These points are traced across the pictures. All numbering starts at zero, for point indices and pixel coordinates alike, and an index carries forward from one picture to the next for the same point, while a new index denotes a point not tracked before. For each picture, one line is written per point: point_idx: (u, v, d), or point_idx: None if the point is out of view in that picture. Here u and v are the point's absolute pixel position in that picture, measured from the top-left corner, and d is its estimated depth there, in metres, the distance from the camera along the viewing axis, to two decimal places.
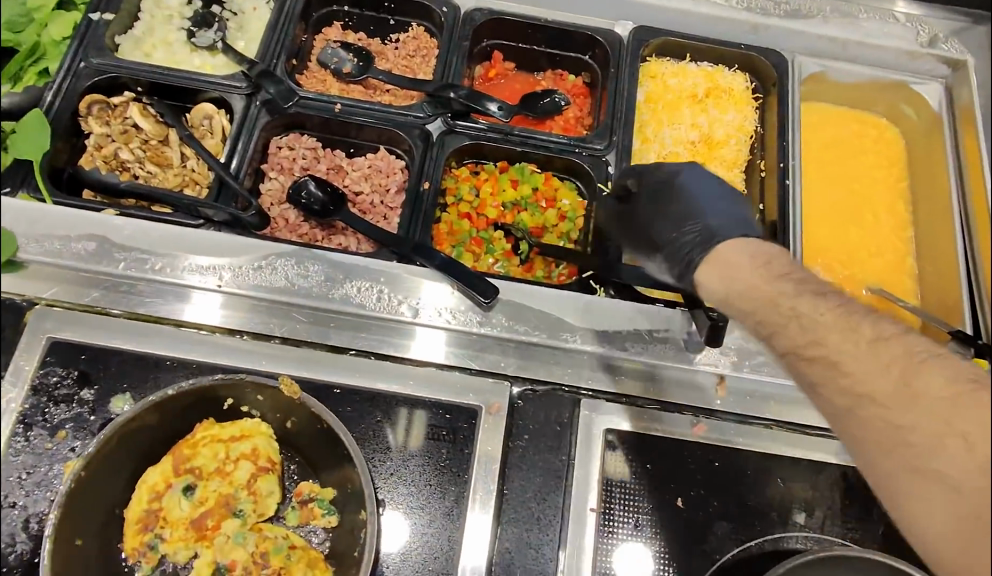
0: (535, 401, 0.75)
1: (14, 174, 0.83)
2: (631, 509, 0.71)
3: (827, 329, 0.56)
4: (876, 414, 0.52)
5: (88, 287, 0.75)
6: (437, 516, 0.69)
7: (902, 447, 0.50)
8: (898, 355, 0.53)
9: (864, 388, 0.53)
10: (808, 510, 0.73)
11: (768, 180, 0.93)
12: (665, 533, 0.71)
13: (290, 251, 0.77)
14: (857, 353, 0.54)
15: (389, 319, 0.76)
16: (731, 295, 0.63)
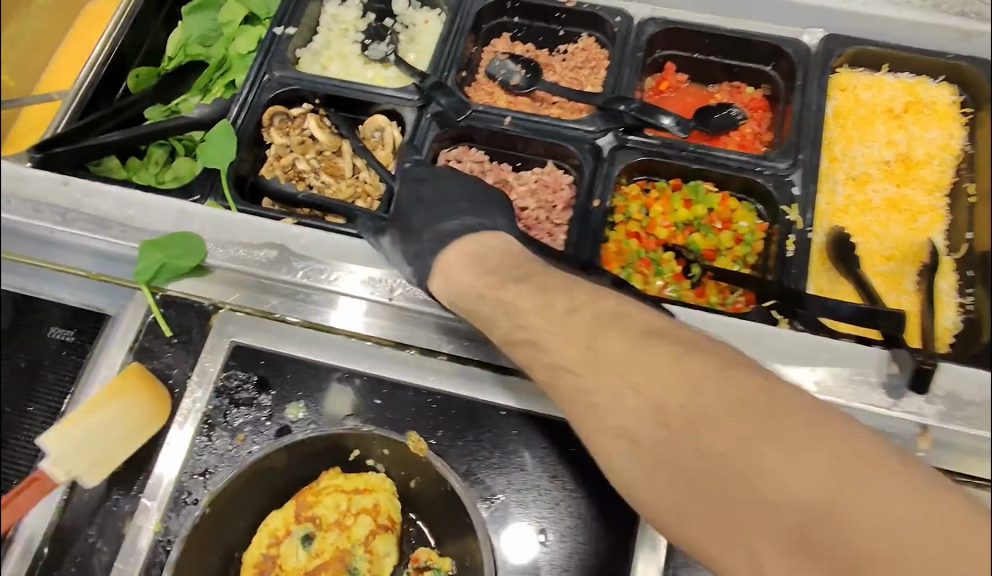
0: None
1: (204, 181, 0.87)
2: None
3: (527, 312, 0.65)
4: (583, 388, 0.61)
5: (267, 295, 0.76)
6: (603, 554, 0.65)
7: (682, 468, 0.55)
8: (585, 321, 0.62)
9: (560, 361, 0.62)
10: None
11: (980, 207, 0.83)
12: None
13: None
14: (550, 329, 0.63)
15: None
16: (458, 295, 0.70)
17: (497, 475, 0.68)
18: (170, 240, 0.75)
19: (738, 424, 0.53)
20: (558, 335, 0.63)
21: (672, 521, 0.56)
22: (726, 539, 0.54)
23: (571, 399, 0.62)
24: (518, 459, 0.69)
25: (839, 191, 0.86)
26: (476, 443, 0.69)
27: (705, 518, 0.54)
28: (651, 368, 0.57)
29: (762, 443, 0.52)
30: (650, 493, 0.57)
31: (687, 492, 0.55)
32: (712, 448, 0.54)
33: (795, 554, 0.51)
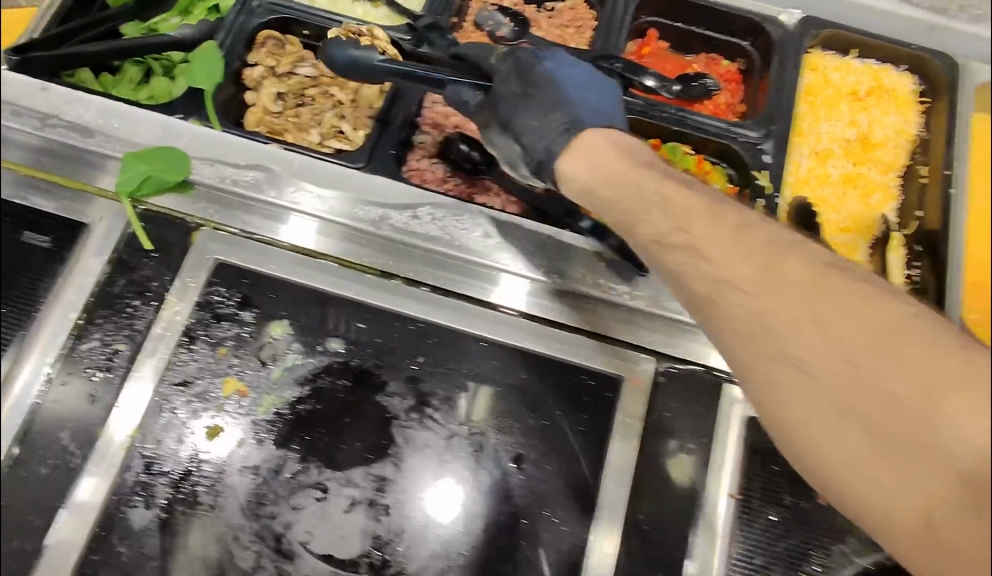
0: (678, 381, 0.72)
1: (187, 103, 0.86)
2: (769, 497, 0.68)
3: (694, 217, 0.58)
4: (736, 298, 0.52)
5: (251, 215, 0.77)
6: (574, 482, 0.68)
7: (863, 416, 0.47)
8: (761, 241, 0.54)
9: (725, 272, 0.53)
10: None
11: (929, 188, 0.87)
12: (795, 534, 0.67)
13: (480, 216, 0.77)
14: (718, 239, 0.55)
15: (575, 293, 0.75)
16: (596, 184, 0.66)
17: (475, 399, 0.70)
18: (157, 154, 0.75)
19: (939, 368, 0.45)
20: (725, 245, 0.55)
21: (850, 474, 0.48)
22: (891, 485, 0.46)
23: (727, 316, 0.53)
24: (498, 387, 0.71)
25: (803, 163, 0.89)
26: (457, 369, 0.71)
27: (891, 471, 0.46)
28: (786, 308, 0.50)
29: (954, 390, 0.44)
30: (825, 444, 0.48)
31: (867, 440, 0.47)
32: (893, 390, 0.45)
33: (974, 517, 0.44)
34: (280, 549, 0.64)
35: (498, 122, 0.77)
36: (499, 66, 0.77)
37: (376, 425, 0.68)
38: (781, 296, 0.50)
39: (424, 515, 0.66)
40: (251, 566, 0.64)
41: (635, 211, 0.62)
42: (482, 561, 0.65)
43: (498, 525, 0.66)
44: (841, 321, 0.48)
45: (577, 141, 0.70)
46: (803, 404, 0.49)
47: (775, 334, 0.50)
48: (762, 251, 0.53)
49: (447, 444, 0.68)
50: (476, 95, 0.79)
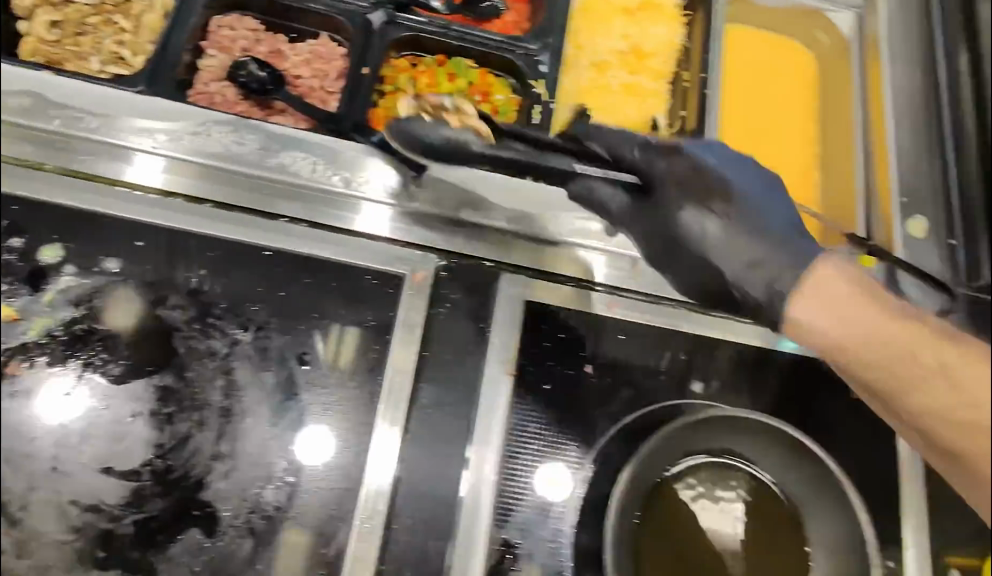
0: (458, 274, 0.76)
1: None
2: (543, 373, 0.73)
3: (845, 303, 0.59)
4: (916, 396, 0.58)
5: (20, 142, 0.74)
6: (359, 372, 0.70)
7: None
8: (928, 339, 0.58)
9: (838, 337, 0.59)
10: (706, 380, 0.75)
11: (689, 89, 0.94)
12: (569, 405, 0.72)
13: (261, 129, 0.77)
14: (892, 331, 0.58)
15: (356, 197, 0.77)
16: (832, 339, 0.59)
17: (256, 305, 0.71)
18: None
19: None
20: (869, 331, 0.58)
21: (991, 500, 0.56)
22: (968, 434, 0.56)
23: (917, 414, 0.58)
24: (283, 292, 0.72)
25: (583, 73, 0.97)
26: (244, 277, 0.72)
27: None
28: (897, 332, 0.58)
29: None
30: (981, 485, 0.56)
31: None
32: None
33: None
34: (57, 470, 0.62)
35: (668, 240, 0.67)
36: (654, 166, 0.67)
37: (157, 339, 0.67)
38: (904, 367, 0.58)
39: (206, 420, 0.65)
40: (26, 488, 0.61)
41: (815, 323, 0.60)
42: (267, 461, 0.65)
43: (284, 423, 0.66)
44: (915, 371, 0.58)
45: (693, 229, 0.65)
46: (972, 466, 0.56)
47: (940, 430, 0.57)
48: (839, 284, 0.60)
49: (232, 349, 0.68)
50: (617, 195, 0.69)
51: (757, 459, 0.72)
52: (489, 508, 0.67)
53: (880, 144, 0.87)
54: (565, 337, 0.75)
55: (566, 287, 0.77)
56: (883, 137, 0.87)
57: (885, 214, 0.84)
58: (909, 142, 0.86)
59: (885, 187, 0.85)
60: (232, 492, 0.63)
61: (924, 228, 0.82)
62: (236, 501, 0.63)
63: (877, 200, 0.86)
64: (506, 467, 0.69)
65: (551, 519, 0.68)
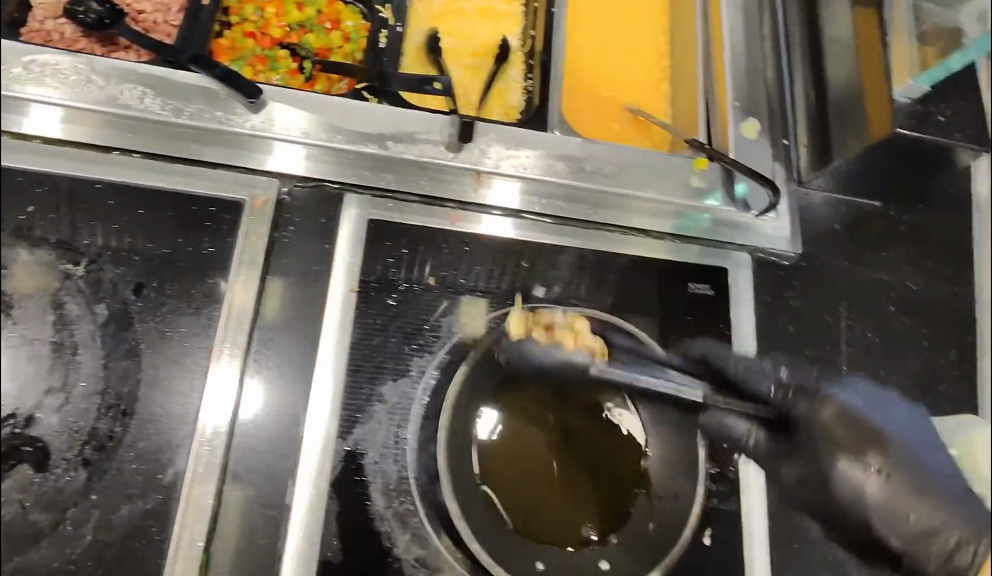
0: (302, 199, 0.77)
1: None
2: (386, 286, 0.75)
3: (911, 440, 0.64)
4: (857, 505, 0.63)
5: None
6: (198, 298, 0.70)
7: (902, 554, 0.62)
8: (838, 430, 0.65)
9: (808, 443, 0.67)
10: (548, 286, 0.78)
11: (538, 6, 0.95)
12: (413, 315, 0.74)
13: (86, 61, 0.74)
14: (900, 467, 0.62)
15: (192, 126, 0.75)
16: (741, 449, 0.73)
17: (87, 238, 0.70)
18: None
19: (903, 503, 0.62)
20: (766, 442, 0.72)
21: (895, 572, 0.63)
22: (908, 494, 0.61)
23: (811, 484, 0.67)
24: (116, 226, 0.72)
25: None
26: (74, 213, 0.71)
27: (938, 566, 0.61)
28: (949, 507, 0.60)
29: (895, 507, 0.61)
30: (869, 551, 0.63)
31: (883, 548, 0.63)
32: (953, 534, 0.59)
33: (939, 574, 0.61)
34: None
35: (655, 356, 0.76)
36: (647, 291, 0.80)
37: None
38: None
39: (36, 353, 0.64)
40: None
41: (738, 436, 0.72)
42: (99, 391, 0.64)
43: (119, 353, 0.66)
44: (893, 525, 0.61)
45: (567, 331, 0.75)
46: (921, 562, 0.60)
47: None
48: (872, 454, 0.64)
49: (63, 284, 0.67)
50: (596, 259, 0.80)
51: (602, 353, 0.73)
52: (332, 418, 0.68)
53: (717, 50, 0.90)
54: (408, 250, 0.77)
55: (408, 202, 0.80)
56: (719, 44, 0.90)
57: (722, 118, 0.87)
58: (744, 51, 0.91)
59: (722, 90, 0.88)
60: (61, 426, 0.62)
61: (756, 129, 0.87)
62: (66, 434, 0.62)
63: (716, 103, 0.88)
64: (350, 379, 0.70)
65: (394, 426, 0.69)
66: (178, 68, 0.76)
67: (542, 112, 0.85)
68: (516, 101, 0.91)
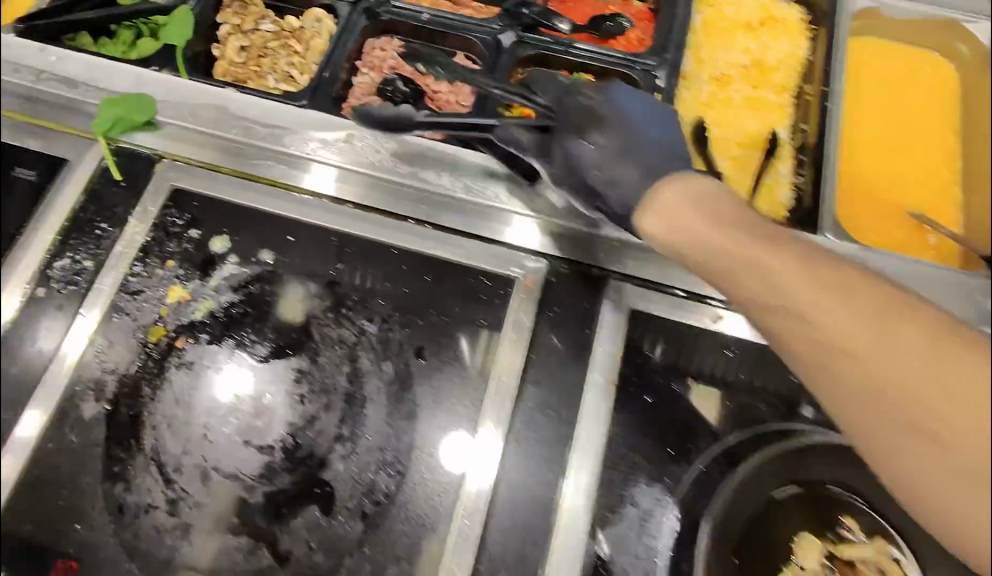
0: (566, 282, 0.79)
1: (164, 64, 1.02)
2: (645, 385, 0.75)
3: (787, 277, 0.59)
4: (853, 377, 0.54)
5: (205, 149, 0.89)
6: (468, 371, 0.74)
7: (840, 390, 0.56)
8: (792, 256, 0.60)
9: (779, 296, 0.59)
10: (816, 407, 0.75)
11: (812, 101, 0.93)
12: (671, 419, 0.74)
13: (396, 137, 0.85)
14: (854, 314, 0.55)
15: (479, 203, 0.82)
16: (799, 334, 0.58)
17: (381, 300, 0.78)
18: (127, 99, 0.87)
19: (883, 354, 0.54)
20: (838, 315, 0.56)
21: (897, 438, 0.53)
22: (941, 487, 0.51)
23: (834, 360, 0.56)
24: (405, 288, 0.79)
25: (704, 87, 0.96)
26: (372, 273, 0.80)
27: (891, 430, 0.53)
28: (909, 352, 0.53)
29: (855, 357, 0.55)
30: (830, 385, 0.56)
31: (863, 411, 0.54)
32: (897, 412, 0.53)
33: (864, 319, 0.55)
34: (207, 438, 0.71)
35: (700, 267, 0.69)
36: None
37: (298, 323, 0.77)
38: (871, 400, 0.54)
39: (332, 402, 0.72)
40: (181, 452, 0.71)
41: (834, 384, 0.56)
42: (381, 448, 0.70)
43: (400, 412, 0.72)
44: (851, 344, 0.55)
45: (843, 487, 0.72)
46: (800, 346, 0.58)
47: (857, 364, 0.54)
48: (885, 313, 0.55)
49: (358, 339, 0.76)
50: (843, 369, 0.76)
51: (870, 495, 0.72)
52: (585, 517, 0.68)
53: None
54: (665, 346, 0.77)
55: (676, 297, 0.79)
56: None
57: None
58: None
59: None
60: (347, 475, 0.69)
61: None
62: (352, 483, 0.69)
63: None
64: (605, 478, 0.70)
65: (646, 535, 0.68)
66: (466, 146, 0.84)
67: (815, 218, 0.83)
68: (786, 197, 0.89)
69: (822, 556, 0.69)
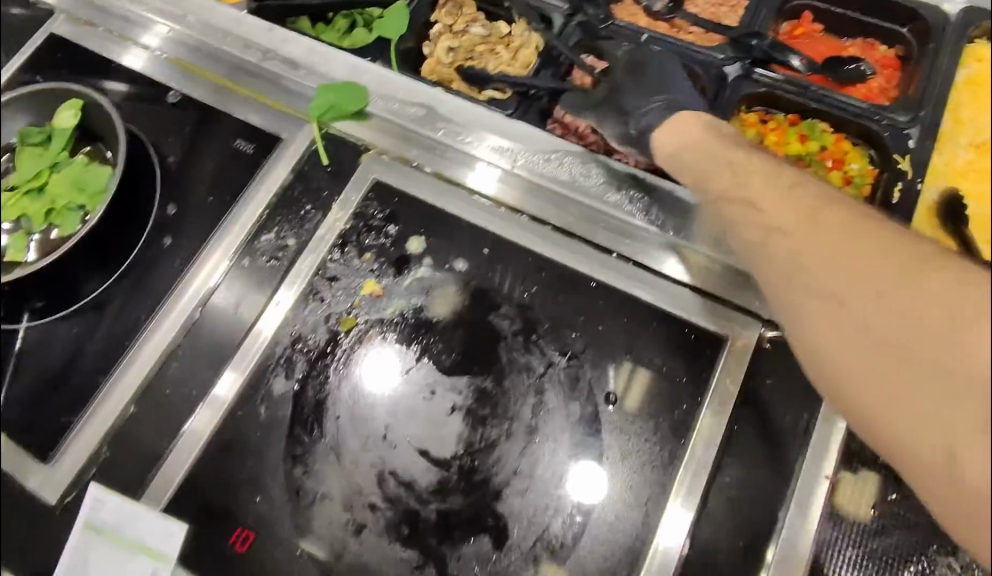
0: (785, 354, 0.71)
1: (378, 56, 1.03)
2: (866, 488, 0.66)
3: (744, 175, 0.67)
4: (835, 281, 0.53)
5: (408, 145, 0.87)
6: (662, 427, 0.69)
7: (816, 300, 0.54)
8: (761, 167, 0.67)
9: (746, 194, 0.65)
10: None
11: None
12: (893, 532, 0.64)
13: (607, 163, 0.80)
14: (799, 209, 0.60)
15: (691, 248, 0.75)
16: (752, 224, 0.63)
17: (576, 334, 0.74)
18: (344, 85, 0.87)
19: (860, 251, 0.52)
20: (776, 196, 0.62)
21: (838, 362, 0.52)
22: (851, 372, 0.51)
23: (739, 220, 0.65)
24: (602, 326, 0.74)
25: (961, 154, 0.87)
26: (568, 303, 0.76)
27: (838, 335, 0.52)
28: (870, 256, 0.52)
29: (881, 277, 0.51)
30: (798, 313, 0.56)
31: (824, 315, 0.53)
32: (867, 313, 0.50)
33: (843, 230, 0.55)
34: (386, 439, 0.70)
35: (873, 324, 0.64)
36: None
37: (486, 340, 0.74)
38: (827, 308, 0.53)
39: (513, 430, 0.69)
40: (359, 448, 0.70)
41: (803, 289, 0.56)
42: (562, 495, 0.66)
43: (588, 458, 0.68)
44: (840, 277, 0.53)
45: None
46: (777, 282, 0.58)
47: (761, 242, 0.61)
48: (857, 222, 0.55)
49: (547, 371, 0.71)
50: None
51: None
52: None
53: None
54: None
55: None
56: None
57: None
58: None
59: None
60: (526, 514, 0.66)
61: None
62: (529, 524, 0.65)
63: None
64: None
65: None
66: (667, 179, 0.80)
67: None
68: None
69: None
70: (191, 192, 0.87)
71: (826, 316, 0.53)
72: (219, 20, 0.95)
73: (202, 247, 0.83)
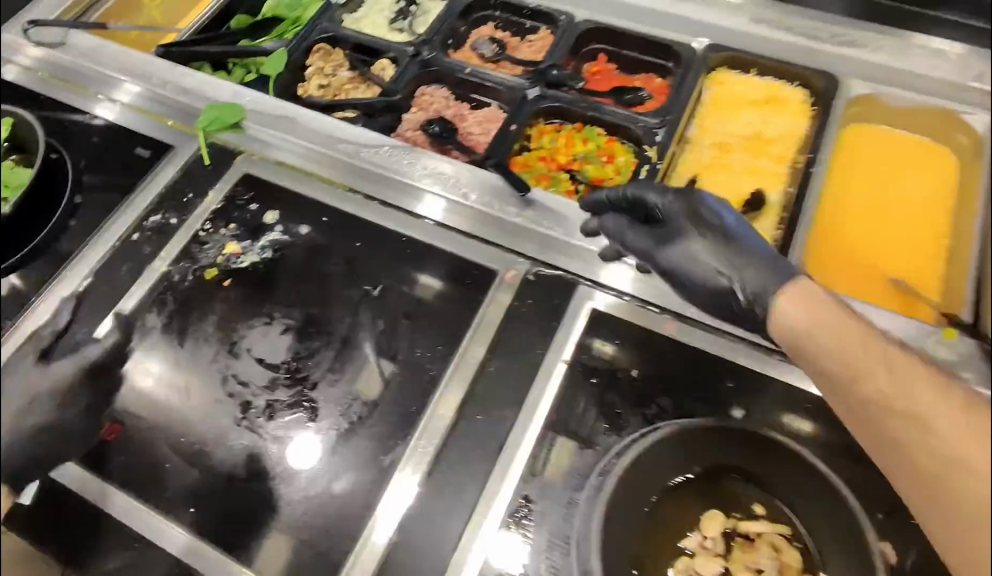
0: (543, 281, 0.91)
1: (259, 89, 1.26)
2: (593, 368, 0.83)
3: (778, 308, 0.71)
4: (950, 465, 0.59)
5: (273, 148, 1.09)
6: (445, 336, 0.88)
7: (894, 464, 0.62)
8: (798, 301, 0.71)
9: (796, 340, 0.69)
10: (748, 409, 0.80)
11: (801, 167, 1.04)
12: (610, 396, 0.81)
13: (422, 154, 1.03)
14: (864, 368, 0.64)
15: (480, 210, 0.97)
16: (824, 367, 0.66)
17: (385, 273, 0.95)
18: (225, 104, 1.10)
19: (944, 423, 0.59)
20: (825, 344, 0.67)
21: (942, 520, 0.59)
22: (950, 534, 0.59)
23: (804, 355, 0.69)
24: (407, 266, 0.95)
25: (705, 152, 1.11)
26: (382, 251, 0.97)
27: (929, 500, 0.59)
28: (932, 409, 0.60)
29: (933, 429, 0.59)
30: (894, 470, 0.62)
31: (916, 490, 0.61)
32: (940, 474, 0.59)
33: (901, 393, 0.62)
34: (233, 353, 0.89)
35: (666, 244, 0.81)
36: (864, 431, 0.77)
37: (319, 281, 0.95)
38: (924, 478, 0.60)
39: (331, 340, 0.89)
40: (210, 361, 0.89)
41: (894, 443, 0.62)
42: (361, 383, 0.85)
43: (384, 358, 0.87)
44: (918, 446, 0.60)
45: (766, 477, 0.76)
46: (878, 447, 0.64)
47: (851, 401, 0.65)
48: (907, 379, 0.62)
49: (361, 298, 0.92)
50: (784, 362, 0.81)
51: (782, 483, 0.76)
52: (519, 463, 0.77)
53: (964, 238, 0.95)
54: (616, 342, 0.85)
55: (631, 303, 0.88)
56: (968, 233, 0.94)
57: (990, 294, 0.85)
58: None
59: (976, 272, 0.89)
60: (332, 398, 0.85)
61: None
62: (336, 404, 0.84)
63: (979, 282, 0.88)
64: (542, 434, 0.79)
65: (570, 487, 0.75)
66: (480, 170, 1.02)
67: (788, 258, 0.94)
68: None
69: (724, 531, 0.75)
70: (96, 184, 1.08)
71: (910, 473, 0.61)
72: (132, 61, 1.20)
73: (101, 224, 1.04)
